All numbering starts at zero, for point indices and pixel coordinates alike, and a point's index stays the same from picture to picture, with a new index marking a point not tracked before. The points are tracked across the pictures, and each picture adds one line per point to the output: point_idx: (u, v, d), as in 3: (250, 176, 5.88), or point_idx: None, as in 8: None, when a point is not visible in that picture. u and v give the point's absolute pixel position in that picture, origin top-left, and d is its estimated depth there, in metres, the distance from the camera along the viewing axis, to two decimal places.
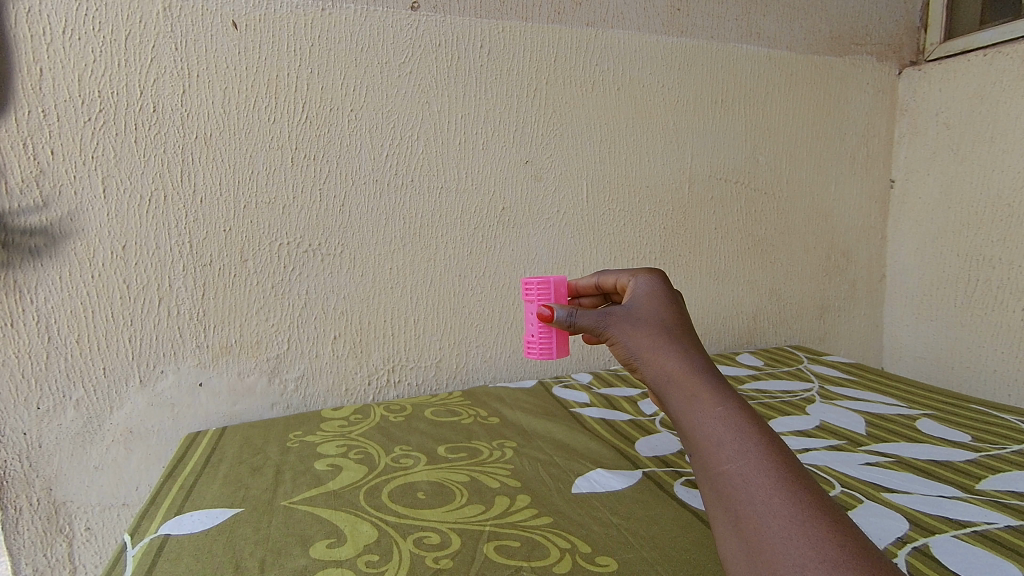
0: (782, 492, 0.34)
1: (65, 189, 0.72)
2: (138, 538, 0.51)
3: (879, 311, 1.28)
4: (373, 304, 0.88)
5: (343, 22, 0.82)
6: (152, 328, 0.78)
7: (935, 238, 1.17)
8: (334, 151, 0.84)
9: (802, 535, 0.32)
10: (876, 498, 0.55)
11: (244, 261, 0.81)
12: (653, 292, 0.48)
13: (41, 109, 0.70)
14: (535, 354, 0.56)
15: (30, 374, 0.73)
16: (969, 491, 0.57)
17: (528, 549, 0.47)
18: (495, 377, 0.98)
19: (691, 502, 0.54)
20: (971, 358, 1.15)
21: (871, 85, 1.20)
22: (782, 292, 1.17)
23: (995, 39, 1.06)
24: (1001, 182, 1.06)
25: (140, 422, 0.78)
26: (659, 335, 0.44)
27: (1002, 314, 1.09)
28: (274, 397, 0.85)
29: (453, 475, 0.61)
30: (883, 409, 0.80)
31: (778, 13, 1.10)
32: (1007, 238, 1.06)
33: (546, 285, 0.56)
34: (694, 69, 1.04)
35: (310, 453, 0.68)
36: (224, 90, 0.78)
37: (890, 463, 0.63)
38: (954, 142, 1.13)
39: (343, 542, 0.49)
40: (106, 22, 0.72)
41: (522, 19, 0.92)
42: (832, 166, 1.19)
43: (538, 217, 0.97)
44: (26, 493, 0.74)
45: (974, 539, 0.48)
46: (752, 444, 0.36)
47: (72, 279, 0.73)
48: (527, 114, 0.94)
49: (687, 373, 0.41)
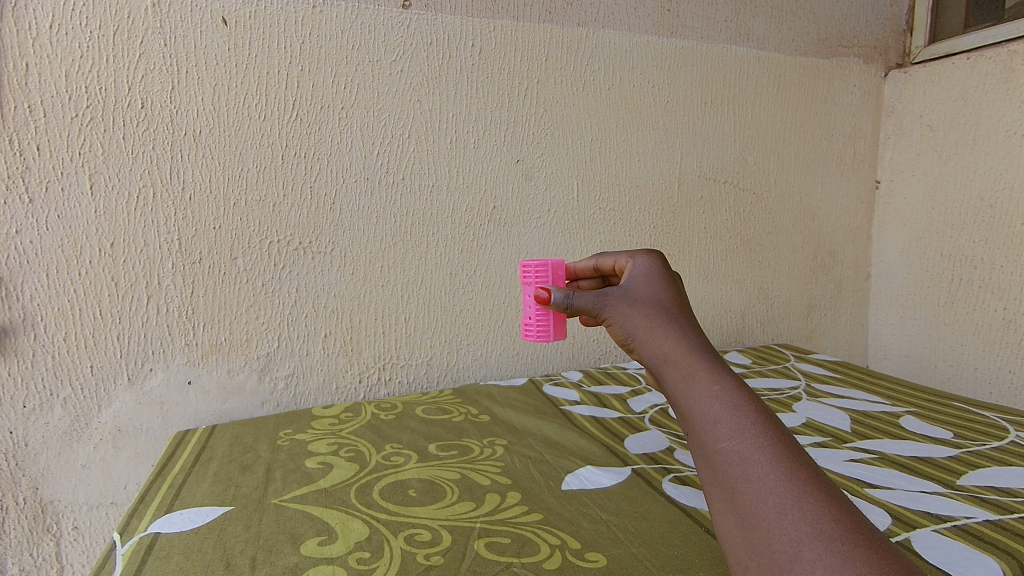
0: (778, 469, 0.35)
1: (52, 185, 0.71)
2: (127, 537, 0.51)
3: (865, 310, 1.30)
4: (364, 302, 0.88)
5: (334, 20, 0.82)
6: (140, 326, 0.77)
7: (920, 238, 1.19)
8: (325, 149, 0.84)
9: (797, 510, 0.33)
10: (859, 493, 0.56)
11: (233, 260, 0.81)
12: (650, 273, 0.50)
13: (27, 104, 0.69)
14: (533, 337, 0.57)
15: (16, 372, 0.72)
16: (950, 486, 0.58)
17: (519, 546, 0.48)
18: (486, 375, 0.98)
19: (679, 498, 0.55)
20: (953, 357, 1.17)
21: (858, 87, 1.22)
22: (770, 291, 1.18)
23: (978, 43, 1.08)
24: (984, 183, 1.08)
25: (129, 420, 0.78)
26: (655, 314, 0.45)
27: (984, 314, 1.11)
28: (263, 395, 0.85)
29: (444, 473, 0.62)
30: (868, 406, 0.81)
31: (767, 15, 1.11)
32: (989, 238, 1.08)
33: (543, 267, 0.56)
34: (684, 70, 1.05)
35: (301, 451, 0.68)
36: (214, 87, 0.77)
37: (874, 459, 0.64)
38: (939, 144, 1.15)
39: (334, 539, 0.49)
40: (94, 17, 0.71)
41: (513, 18, 0.92)
42: (819, 167, 1.20)
43: (529, 216, 0.97)
44: (12, 492, 0.74)
45: (954, 533, 0.49)
46: (748, 422, 0.37)
47: (59, 277, 0.73)
48: (520, 113, 0.95)
49: (684, 353, 0.42)
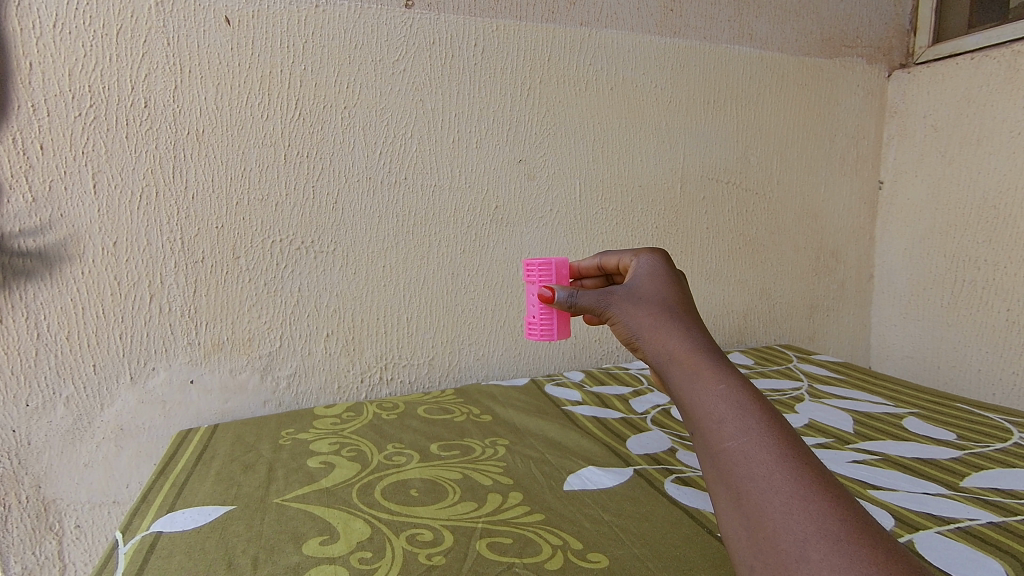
0: (784, 468, 0.35)
1: (55, 184, 0.71)
2: (130, 535, 0.51)
3: (867, 310, 1.30)
4: (366, 302, 0.88)
5: (337, 19, 0.82)
6: (143, 325, 0.77)
7: (923, 239, 1.19)
8: (328, 148, 0.84)
9: (803, 510, 0.33)
10: (862, 495, 0.56)
11: (236, 259, 0.81)
12: (655, 272, 0.50)
13: (31, 103, 0.69)
14: (536, 336, 0.57)
15: (19, 370, 0.72)
16: (954, 488, 0.58)
17: (521, 546, 0.48)
18: (488, 375, 0.98)
19: (681, 499, 0.55)
20: (956, 357, 1.17)
21: (861, 87, 1.21)
22: (772, 291, 1.18)
23: (982, 43, 1.08)
24: (988, 184, 1.08)
25: (131, 419, 0.78)
26: (660, 313, 0.45)
27: (987, 315, 1.10)
28: (265, 394, 0.85)
29: (446, 472, 0.62)
30: (871, 407, 0.81)
31: (770, 15, 1.11)
32: (993, 239, 1.08)
33: (547, 266, 0.56)
34: (687, 70, 1.05)
35: (303, 451, 0.68)
36: (217, 86, 0.77)
37: (877, 461, 0.64)
38: (942, 144, 1.15)
39: (336, 539, 0.49)
40: (98, 17, 0.71)
41: (516, 18, 0.92)
42: (822, 167, 1.20)
43: (532, 215, 0.97)
44: (15, 491, 0.74)
45: (958, 535, 0.49)
46: (754, 421, 0.37)
47: (63, 276, 0.73)
48: (522, 113, 0.94)
49: (688, 352, 0.42)
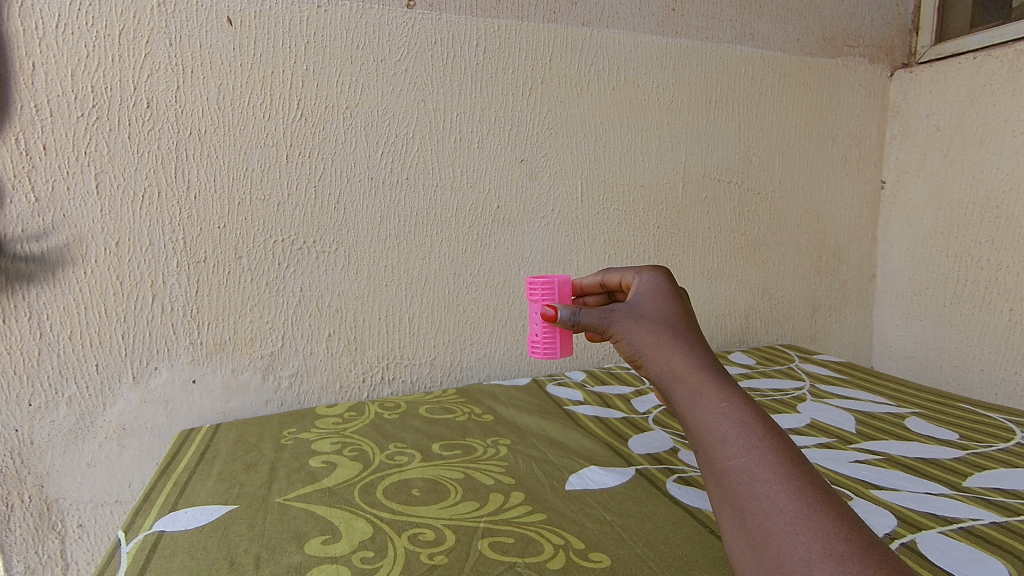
0: (788, 488, 0.34)
1: (58, 184, 0.72)
2: (132, 535, 0.51)
3: (869, 311, 1.29)
4: (367, 302, 0.88)
5: (338, 19, 0.82)
6: (145, 324, 0.77)
7: (925, 239, 1.19)
8: (329, 148, 0.84)
9: (808, 530, 0.32)
10: (864, 495, 0.56)
11: (237, 258, 0.81)
12: (657, 289, 0.49)
13: (34, 103, 0.70)
14: (539, 354, 0.56)
15: (22, 370, 0.72)
16: (956, 488, 0.58)
17: (522, 546, 0.48)
18: (490, 375, 0.98)
19: (684, 499, 0.55)
20: (959, 358, 1.16)
21: (863, 87, 1.21)
22: (774, 292, 1.18)
23: (984, 43, 1.08)
24: (990, 183, 1.07)
25: (133, 419, 0.78)
26: (662, 330, 0.45)
27: (990, 314, 1.10)
28: (268, 394, 0.85)
29: (448, 472, 0.62)
30: (873, 407, 0.81)
31: (771, 15, 1.11)
32: (996, 239, 1.08)
33: (550, 285, 0.56)
34: (688, 69, 1.05)
35: (305, 450, 0.68)
36: (218, 87, 0.78)
37: (879, 461, 0.64)
38: (945, 144, 1.14)
39: (338, 538, 0.49)
40: (100, 17, 0.71)
41: (517, 18, 0.92)
42: (824, 167, 1.20)
43: (533, 216, 0.97)
44: (18, 490, 0.74)
45: (961, 535, 0.49)
46: (757, 440, 0.37)
47: (65, 276, 0.73)
48: (524, 113, 0.94)
49: (691, 369, 0.42)
